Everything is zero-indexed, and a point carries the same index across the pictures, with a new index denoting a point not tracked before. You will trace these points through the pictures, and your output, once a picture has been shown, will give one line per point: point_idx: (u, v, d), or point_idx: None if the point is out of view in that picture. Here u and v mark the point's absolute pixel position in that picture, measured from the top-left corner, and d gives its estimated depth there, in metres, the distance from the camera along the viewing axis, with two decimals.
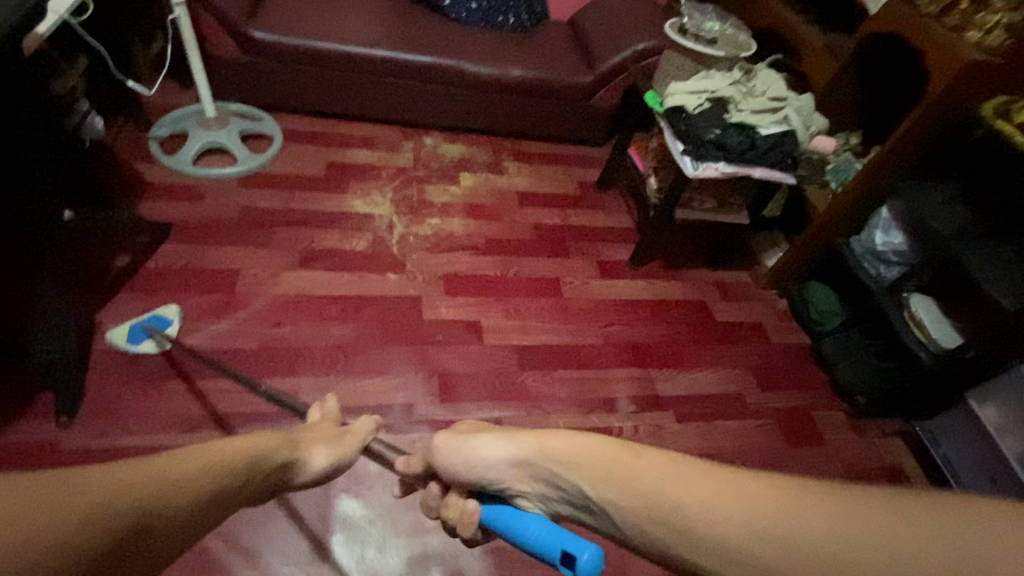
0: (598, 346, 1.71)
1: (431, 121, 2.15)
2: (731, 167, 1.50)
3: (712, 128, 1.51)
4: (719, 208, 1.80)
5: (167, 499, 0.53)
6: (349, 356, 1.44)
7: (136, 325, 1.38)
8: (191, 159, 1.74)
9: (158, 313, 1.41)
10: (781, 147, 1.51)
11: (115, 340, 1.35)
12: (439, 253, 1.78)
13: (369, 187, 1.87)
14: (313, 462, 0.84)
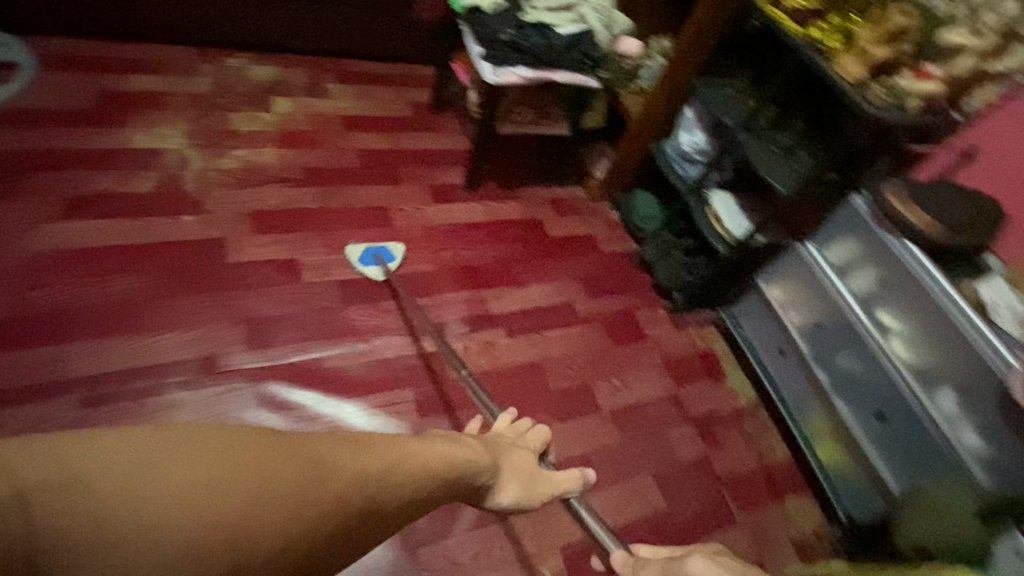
0: (431, 271, 1.68)
1: (230, 39, 1.93)
2: (529, 68, 1.53)
3: (506, 28, 1.53)
4: (540, 118, 1.79)
5: (393, 495, 0.64)
6: (137, 309, 1.37)
7: (369, 249, 1.62)
8: None
9: (387, 246, 1.65)
10: (578, 47, 1.56)
11: (352, 255, 1.60)
12: (245, 189, 1.66)
13: (152, 120, 1.72)
14: (502, 496, 0.94)
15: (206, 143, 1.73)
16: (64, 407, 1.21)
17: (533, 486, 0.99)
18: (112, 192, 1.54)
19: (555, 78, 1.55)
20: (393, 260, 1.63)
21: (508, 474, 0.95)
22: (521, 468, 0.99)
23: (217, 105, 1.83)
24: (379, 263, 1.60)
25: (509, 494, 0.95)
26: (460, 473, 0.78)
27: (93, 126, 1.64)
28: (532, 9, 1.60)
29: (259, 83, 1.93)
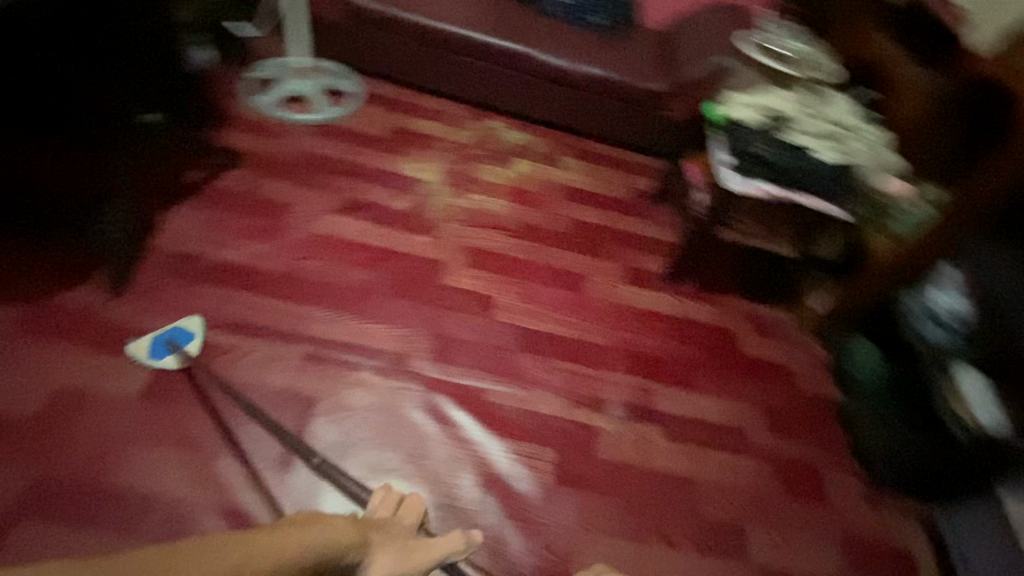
0: (607, 347, 1.67)
1: (501, 105, 2.27)
2: (775, 187, 1.51)
3: (762, 145, 1.53)
4: (768, 236, 1.73)
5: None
6: (362, 298, 1.61)
7: (158, 338, 1.41)
8: (275, 103, 2.08)
9: (181, 325, 1.43)
10: (833, 177, 1.51)
11: (139, 358, 1.38)
12: (471, 227, 1.90)
13: (422, 155, 2.10)
14: (377, 563, 1.03)
15: (455, 184, 2.04)
16: (289, 356, 1.47)
17: (408, 557, 1.06)
18: (377, 203, 1.89)
19: (800, 200, 1.50)
20: (191, 340, 1.43)
21: (377, 548, 1.04)
22: (391, 539, 1.08)
23: (473, 156, 2.16)
24: (174, 349, 1.41)
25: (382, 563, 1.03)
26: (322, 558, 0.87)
27: (383, 152, 2.06)
28: (795, 132, 1.60)
29: (510, 146, 2.24)
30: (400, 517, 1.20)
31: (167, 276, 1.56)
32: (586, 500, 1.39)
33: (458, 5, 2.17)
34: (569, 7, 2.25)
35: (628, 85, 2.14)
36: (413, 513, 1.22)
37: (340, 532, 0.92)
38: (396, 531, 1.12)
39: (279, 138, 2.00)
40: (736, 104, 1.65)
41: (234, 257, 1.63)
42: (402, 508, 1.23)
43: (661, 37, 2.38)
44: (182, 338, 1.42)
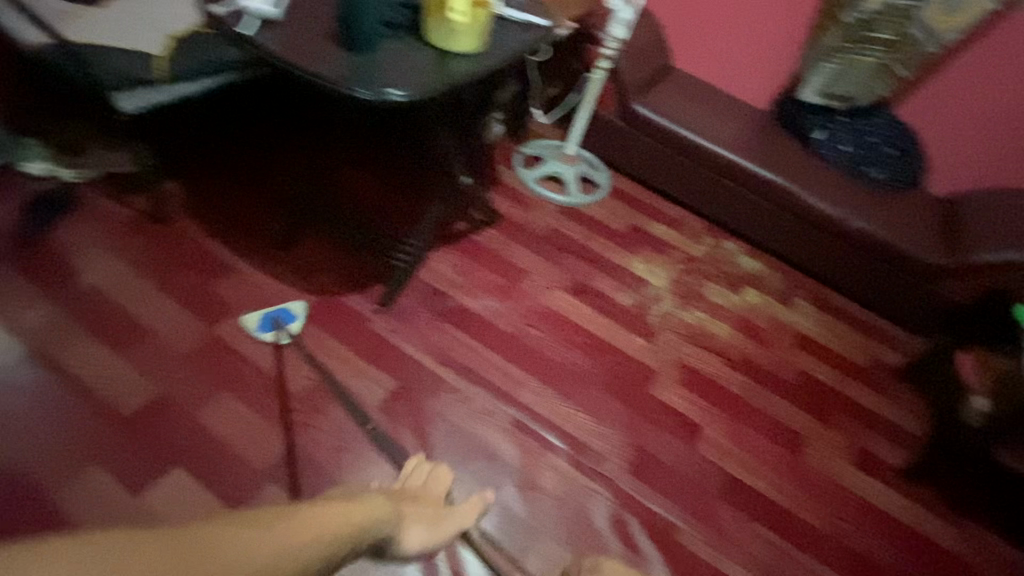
0: (812, 529, 1.52)
1: (743, 230, 2.28)
2: None
3: None
4: None
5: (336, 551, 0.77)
6: (575, 385, 1.65)
7: (265, 314, 1.57)
8: (536, 179, 2.26)
9: (286, 308, 1.59)
10: None
11: (248, 330, 1.54)
12: (691, 346, 1.86)
13: (655, 259, 2.14)
14: (406, 542, 1.11)
15: (682, 295, 2.03)
16: (500, 418, 1.53)
17: (440, 532, 1.17)
18: (605, 293, 1.94)
19: None
20: (292, 321, 1.58)
21: (412, 521, 1.13)
22: (424, 515, 1.17)
23: (704, 272, 2.15)
24: (277, 328, 1.56)
25: (413, 542, 1.12)
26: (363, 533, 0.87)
27: (621, 246, 2.15)
28: None
29: (742, 273, 2.21)
30: (430, 486, 1.30)
31: (419, 305, 1.72)
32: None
33: (733, 133, 2.25)
34: (849, 155, 2.18)
35: (900, 250, 2.02)
36: (443, 485, 1.31)
37: (369, 504, 0.93)
38: (418, 498, 1.25)
39: (533, 208, 2.18)
40: None
41: (473, 306, 1.77)
42: (432, 475, 1.32)
43: (943, 205, 2.22)
44: (286, 318, 1.57)
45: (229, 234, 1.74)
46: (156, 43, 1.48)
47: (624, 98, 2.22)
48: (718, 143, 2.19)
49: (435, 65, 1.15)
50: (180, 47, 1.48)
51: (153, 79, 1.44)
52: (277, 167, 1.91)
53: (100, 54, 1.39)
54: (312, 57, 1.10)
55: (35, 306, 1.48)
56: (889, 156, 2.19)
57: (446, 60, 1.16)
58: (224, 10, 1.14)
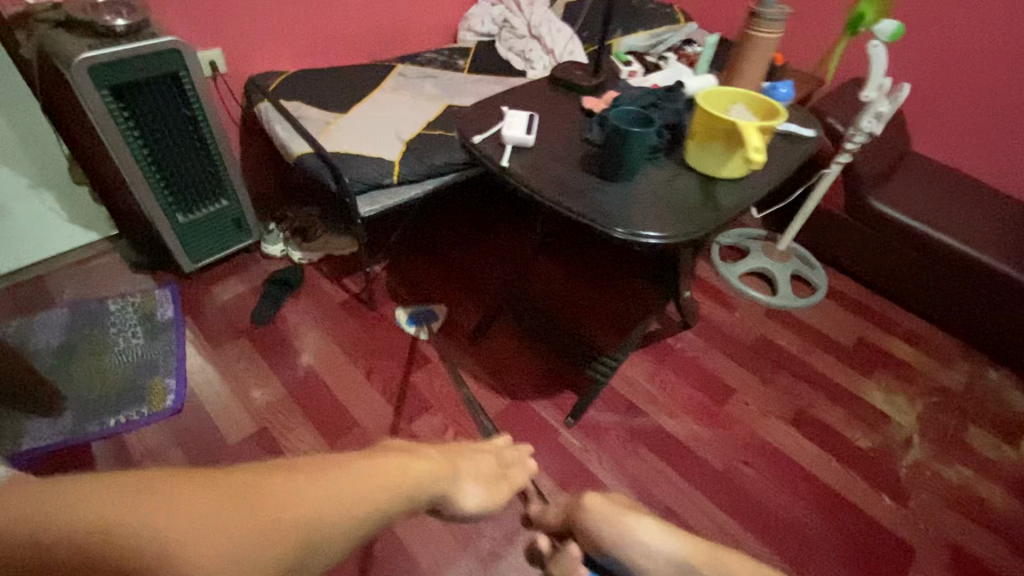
0: None
1: (1012, 354, 1.83)
2: None
3: None
4: None
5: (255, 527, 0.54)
6: (807, 551, 1.37)
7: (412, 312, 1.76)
8: (738, 274, 2.03)
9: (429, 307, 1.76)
10: None
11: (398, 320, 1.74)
12: (960, 516, 1.47)
13: (894, 387, 1.77)
14: (464, 499, 0.91)
15: (937, 441, 1.63)
16: None
17: (501, 494, 0.97)
18: (833, 427, 1.63)
19: None
20: (433, 318, 1.74)
21: (468, 475, 0.93)
22: (482, 469, 0.98)
23: (963, 410, 1.73)
24: (421, 324, 1.73)
25: (473, 497, 0.92)
26: (417, 491, 0.75)
27: (846, 367, 1.82)
28: None
29: (1018, 416, 1.73)
30: (517, 460, 1.14)
31: (616, 422, 1.55)
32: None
33: (1003, 236, 1.82)
34: None
35: None
36: (525, 473, 1.10)
37: (422, 464, 0.79)
38: (506, 465, 1.08)
39: (737, 311, 1.95)
40: None
41: (675, 429, 1.57)
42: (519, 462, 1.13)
43: None
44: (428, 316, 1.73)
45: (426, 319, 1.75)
46: (394, 150, 1.60)
47: (858, 195, 1.91)
48: (990, 251, 1.76)
49: (699, 200, 1.05)
50: (415, 153, 1.59)
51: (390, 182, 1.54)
52: (474, 255, 1.94)
53: (351, 162, 1.53)
54: (568, 189, 1.06)
55: (265, 384, 1.58)
56: None
57: (710, 195, 1.06)
58: (481, 138, 1.15)
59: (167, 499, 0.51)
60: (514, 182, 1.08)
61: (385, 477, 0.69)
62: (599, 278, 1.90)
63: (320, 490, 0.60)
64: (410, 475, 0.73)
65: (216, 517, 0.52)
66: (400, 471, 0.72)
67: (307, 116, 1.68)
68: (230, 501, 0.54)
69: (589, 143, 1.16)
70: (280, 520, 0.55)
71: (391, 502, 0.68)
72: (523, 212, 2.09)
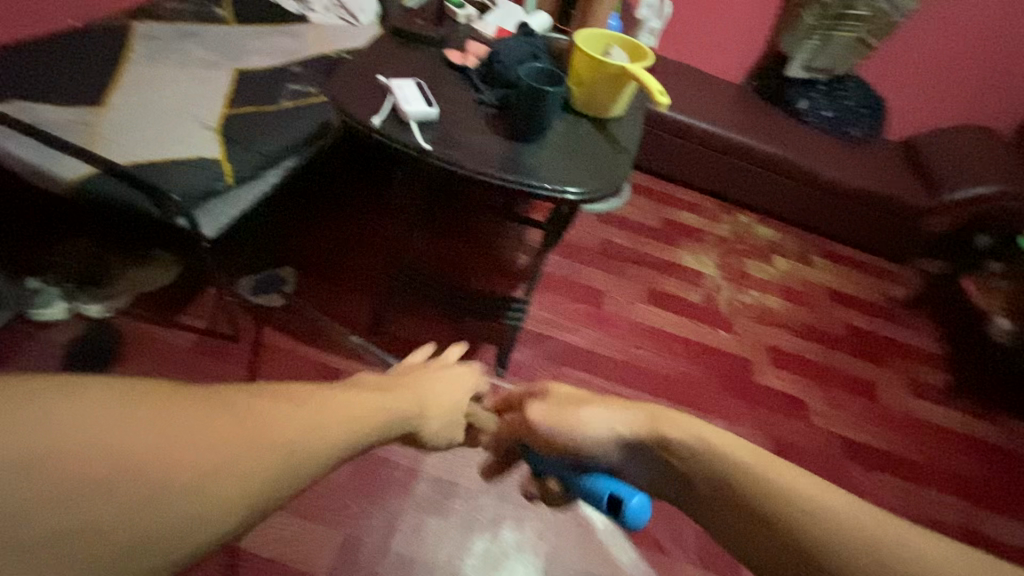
0: (919, 462, 1.76)
1: (751, 201, 2.49)
2: None
3: None
4: None
5: (227, 464, 0.46)
6: (695, 392, 1.76)
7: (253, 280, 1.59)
8: None
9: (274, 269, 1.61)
10: None
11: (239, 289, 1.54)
12: (761, 325, 2.06)
13: (697, 249, 2.28)
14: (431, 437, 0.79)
15: (733, 278, 2.21)
16: None
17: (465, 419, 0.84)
18: (675, 295, 2.06)
19: None
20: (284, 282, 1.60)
21: (433, 405, 0.78)
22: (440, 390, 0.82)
23: (737, 251, 2.34)
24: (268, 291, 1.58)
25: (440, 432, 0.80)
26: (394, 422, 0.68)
27: (665, 243, 2.25)
28: None
29: (765, 243, 2.42)
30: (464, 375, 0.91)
31: (535, 357, 1.68)
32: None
33: (731, 112, 2.40)
34: (831, 119, 2.44)
35: (891, 198, 2.32)
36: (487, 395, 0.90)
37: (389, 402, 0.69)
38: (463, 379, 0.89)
39: (578, 224, 2.19)
40: None
41: (579, 342, 1.77)
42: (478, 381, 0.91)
43: (904, 147, 2.56)
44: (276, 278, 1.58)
45: (318, 334, 1.53)
46: (212, 143, 1.27)
47: None
48: (727, 127, 2.33)
49: (605, 143, 1.15)
50: (242, 143, 1.28)
51: (226, 187, 1.23)
52: (334, 245, 1.72)
53: (164, 174, 1.18)
54: (495, 158, 1.05)
55: None
56: (865, 114, 2.45)
57: (610, 136, 1.17)
58: (380, 119, 1.06)
59: (140, 420, 0.44)
60: (440, 164, 1.02)
61: (215, 418, 0.48)
62: (462, 230, 1.87)
63: (190, 442, 0.45)
64: (340, 422, 0.57)
65: (132, 457, 0.42)
66: (222, 425, 0.47)
67: (55, 120, 1.21)
68: (166, 430, 0.44)
69: (485, 105, 1.14)
70: (263, 454, 0.48)
71: (232, 506, 0.45)
72: (365, 181, 1.89)
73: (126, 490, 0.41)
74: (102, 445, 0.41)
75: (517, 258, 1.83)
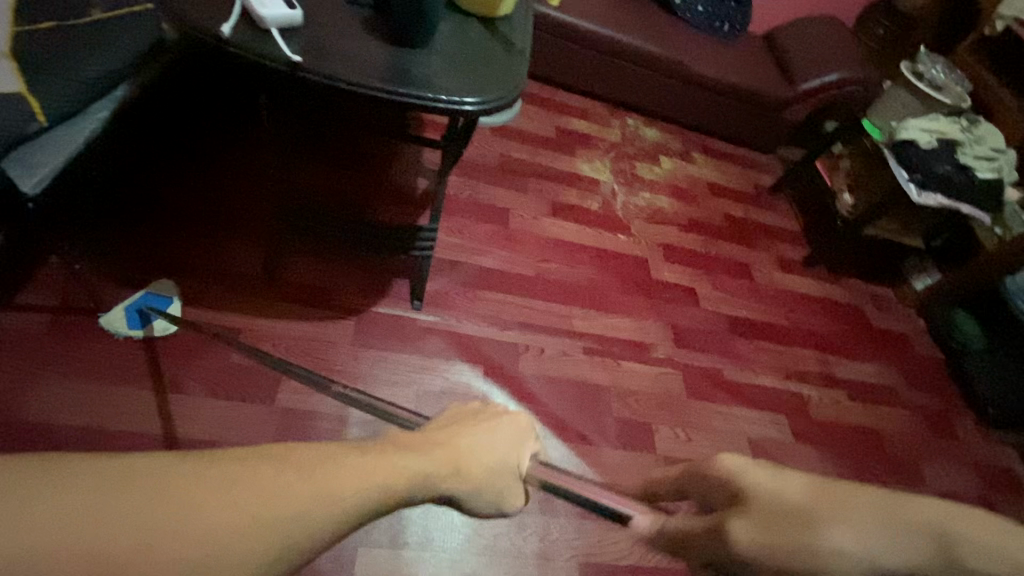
0: (787, 326, 2.06)
1: (637, 104, 2.54)
2: (947, 199, 1.96)
3: (943, 164, 1.94)
4: (903, 230, 2.24)
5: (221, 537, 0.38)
6: (604, 296, 1.86)
7: (131, 306, 1.27)
8: None
9: (155, 291, 1.30)
10: (989, 190, 1.96)
11: (113, 327, 1.24)
12: (655, 224, 2.19)
13: (592, 156, 2.31)
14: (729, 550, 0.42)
15: (626, 182, 2.29)
16: (577, 350, 1.68)
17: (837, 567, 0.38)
18: (576, 204, 2.10)
19: (962, 209, 1.96)
20: (170, 303, 1.31)
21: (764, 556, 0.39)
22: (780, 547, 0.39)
23: (628, 155, 2.41)
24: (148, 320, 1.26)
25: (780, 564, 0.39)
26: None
27: (561, 153, 2.25)
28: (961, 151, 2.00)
29: (652, 145, 2.51)
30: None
31: (449, 283, 1.66)
32: (822, 453, 1.76)
33: (614, 10, 2.37)
34: (703, 14, 2.52)
35: (759, 91, 2.49)
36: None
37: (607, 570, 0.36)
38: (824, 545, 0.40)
39: (474, 140, 2.10)
40: (909, 127, 2.04)
41: (490, 262, 1.77)
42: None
43: (766, 40, 2.71)
44: (160, 303, 1.29)
45: (200, 289, 1.36)
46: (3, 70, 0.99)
47: None
48: (609, 26, 2.30)
49: (500, 47, 1.06)
50: (47, 68, 1.02)
51: (38, 129, 1.00)
52: (197, 187, 1.49)
53: None
54: (379, 69, 0.93)
55: None
56: (732, 8, 2.57)
57: (504, 38, 1.08)
58: (229, 27, 0.88)
59: (105, 498, 0.37)
60: (316, 78, 0.89)
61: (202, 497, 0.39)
62: (351, 157, 1.71)
63: (173, 506, 0.38)
64: (352, 488, 0.43)
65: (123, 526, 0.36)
66: (235, 498, 0.39)
67: None
68: (170, 504, 0.38)
69: (358, 7, 1.00)
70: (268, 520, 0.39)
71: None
72: (226, 109, 1.64)
73: (157, 536, 0.37)
74: (74, 533, 0.35)
75: (417, 181, 1.73)
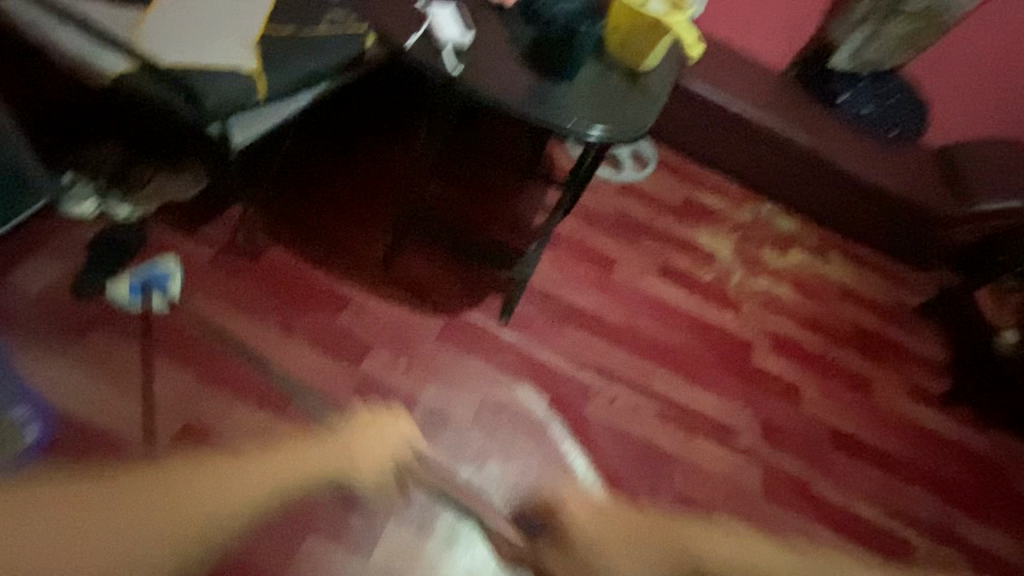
0: (904, 459, 1.79)
1: (776, 192, 2.47)
2: None
3: None
4: None
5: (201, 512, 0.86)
6: (692, 366, 1.79)
7: (136, 278, 1.37)
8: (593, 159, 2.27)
9: (156, 267, 1.39)
10: None
11: (114, 296, 1.34)
12: (768, 312, 2.07)
13: (714, 230, 2.28)
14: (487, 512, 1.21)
15: (746, 264, 2.21)
16: (649, 410, 1.63)
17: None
18: (686, 271, 2.07)
19: None
20: (170, 283, 1.39)
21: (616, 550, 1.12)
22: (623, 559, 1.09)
23: (753, 237, 2.33)
24: (148, 292, 1.37)
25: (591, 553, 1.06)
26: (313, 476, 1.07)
27: (683, 221, 2.25)
28: None
29: (783, 234, 2.41)
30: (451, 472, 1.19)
31: (540, 311, 1.72)
32: None
33: (770, 96, 2.36)
34: (868, 116, 2.39)
35: (920, 203, 2.29)
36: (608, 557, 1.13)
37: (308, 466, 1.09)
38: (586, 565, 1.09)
39: (599, 191, 2.19)
40: None
41: (583, 303, 1.80)
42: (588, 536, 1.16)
43: (941, 153, 2.50)
44: (160, 280, 1.37)
45: (328, 258, 1.58)
46: (248, 57, 1.30)
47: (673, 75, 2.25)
48: (760, 111, 2.29)
49: (635, 94, 1.14)
50: (278, 62, 1.31)
51: (257, 101, 1.26)
52: (353, 176, 1.74)
53: (199, 78, 1.21)
54: (526, 95, 1.07)
55: (166, 373, 1.33)
56: (905, 115, 2.39)
57: (641, 88, 1.16)
58: (413, 42, 1.08)
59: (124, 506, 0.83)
60: (468, 90, 1.05)
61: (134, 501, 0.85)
62: (484, 181, 1.89)
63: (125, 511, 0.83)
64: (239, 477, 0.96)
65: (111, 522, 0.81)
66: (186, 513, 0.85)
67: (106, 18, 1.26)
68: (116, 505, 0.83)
69: (520, 43, 1.14)
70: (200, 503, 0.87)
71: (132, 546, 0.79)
72: (392, 117, 1.89)
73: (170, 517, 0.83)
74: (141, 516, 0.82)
75: (533, 215, 1.86)
